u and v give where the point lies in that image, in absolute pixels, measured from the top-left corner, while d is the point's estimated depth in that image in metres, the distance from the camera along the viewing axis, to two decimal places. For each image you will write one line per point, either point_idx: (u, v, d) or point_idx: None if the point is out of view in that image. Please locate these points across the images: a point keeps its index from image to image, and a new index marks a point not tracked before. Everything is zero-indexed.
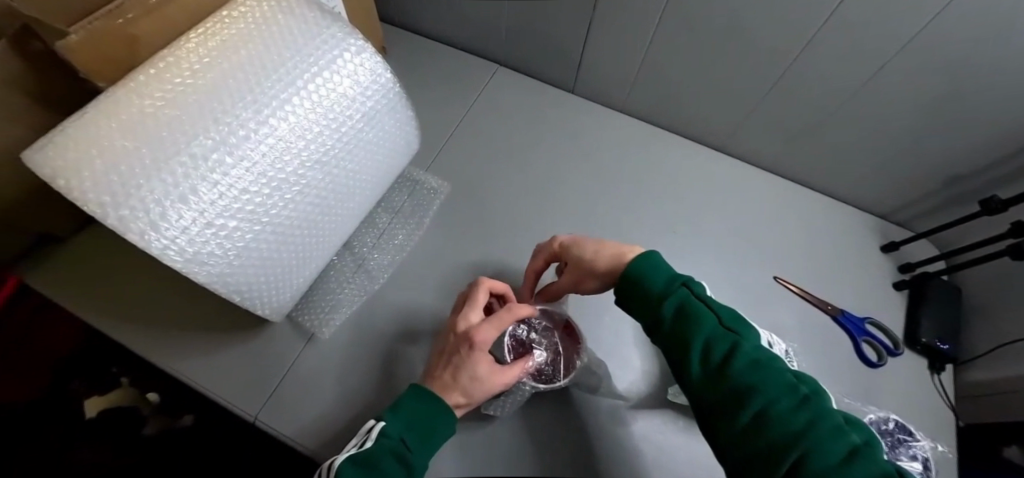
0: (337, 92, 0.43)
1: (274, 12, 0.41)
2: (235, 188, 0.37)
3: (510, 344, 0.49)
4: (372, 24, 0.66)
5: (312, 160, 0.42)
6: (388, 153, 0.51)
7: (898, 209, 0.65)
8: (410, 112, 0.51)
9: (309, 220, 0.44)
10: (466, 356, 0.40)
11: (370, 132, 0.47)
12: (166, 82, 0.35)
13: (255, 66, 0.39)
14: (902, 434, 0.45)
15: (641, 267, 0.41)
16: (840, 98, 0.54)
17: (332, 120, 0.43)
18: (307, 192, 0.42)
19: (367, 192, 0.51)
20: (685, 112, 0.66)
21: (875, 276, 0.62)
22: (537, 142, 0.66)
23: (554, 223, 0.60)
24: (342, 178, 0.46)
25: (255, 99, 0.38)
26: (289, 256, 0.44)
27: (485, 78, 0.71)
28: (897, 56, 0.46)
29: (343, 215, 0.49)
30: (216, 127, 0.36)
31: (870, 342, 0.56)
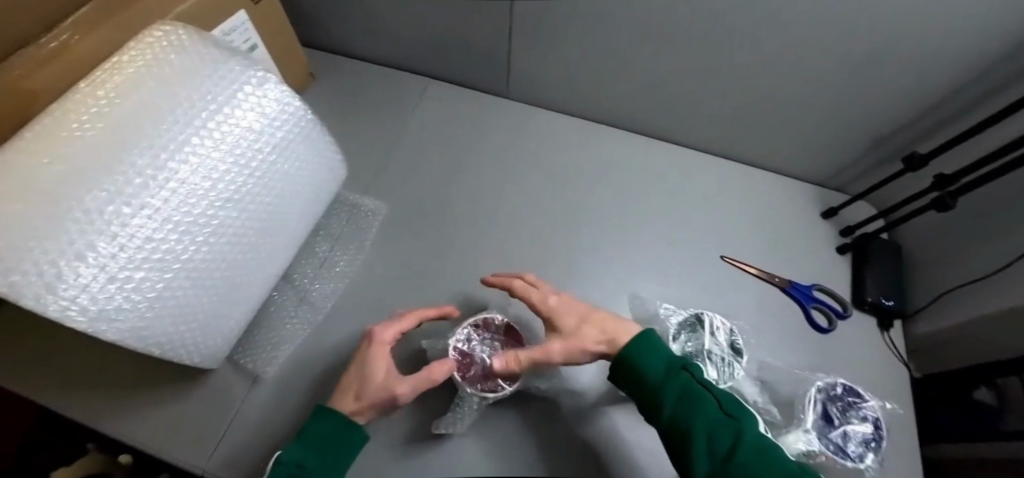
0: (241, 127, 0.42)
1: (166, 53, 0.40)
2: (137, 237, 0.35)
3: (455, 356, 0.47)
4: (294, 55, 0.66)
5: (224, 199, 0.41)
6: (311, 181, 0.50)
7: (834, 175, 0.66)
8: (327, 138, 0.51)
9: (230, 260, 0.43)
10: (366, 353, 0.41)
11: (285, 164, 0.46)
12: (57, 137, 0.34)
13: (150, 109, 0.38)
14: (852, 398, 0.45)
15: (637, 353, 0.41)
16: (758, 74, 0.55)
17: (240, 156, 0.42)
18: (221, 232, 0.41)
19: (294, 224, 0.50)
20: (617, 104, 0.67)
21: (819, 243, 0.63)
22: (476, 151, 0.66)
23: (497, 231, 0.60)
24: (259, 213, 0.45)
25: (150, 143, 0.37)
26: (213, 299, 0.42)
27: (418, 92, 0.70)
28: (797, 26, 0.47)
29: (268, 250, 0.48)
30: (111, 178, 0.34)
31: (820, 308, 0.57)
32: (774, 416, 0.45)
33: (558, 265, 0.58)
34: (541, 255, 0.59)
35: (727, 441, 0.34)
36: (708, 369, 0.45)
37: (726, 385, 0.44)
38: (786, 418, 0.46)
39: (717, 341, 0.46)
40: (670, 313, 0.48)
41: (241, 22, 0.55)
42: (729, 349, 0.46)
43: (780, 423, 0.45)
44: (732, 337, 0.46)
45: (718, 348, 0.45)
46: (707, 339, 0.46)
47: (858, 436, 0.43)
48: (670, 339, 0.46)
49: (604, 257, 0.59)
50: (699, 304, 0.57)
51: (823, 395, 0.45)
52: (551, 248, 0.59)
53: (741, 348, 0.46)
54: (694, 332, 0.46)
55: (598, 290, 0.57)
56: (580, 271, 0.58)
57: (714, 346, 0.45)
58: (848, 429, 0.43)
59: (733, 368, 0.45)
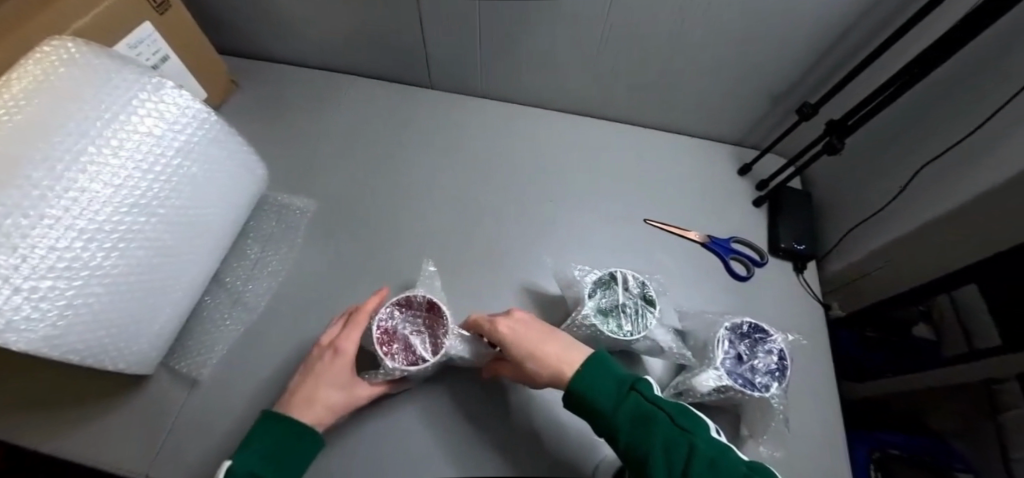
0: (140, 133, 0.42)
1: (55, 61, 0.38)
2: (40, 247, 0.35)
3: (378, 336, 0.45)
4: (212, 65, 0.67)
5: (130, 206, 0.41)
6: (227, 184, 0.51)
7: (746, 133, 0.70)
8: (238, 140, 0.52)
9: (145, 266, 0.44)
10: (331, 368, 0.42)
11: (194, 167, 0.47)
12: None
13: (46, 120, 0.36)
14: (758, 334, 0.48)
15: (585, 379, 0.37)
16: (655, 45, 0.58)
17: (142, 163, 0.42)
18: (131, 237, 0.42)
19: (212, 228, 0.51)
20: (535, 85, 0.69)
21: (737, 199, 0.66)
22: (404, 143, 0.68)
23: (427, 215, 0.62)
24: (171, 217, 0.45)
25: (47, 154, 0.36)
26: (131, 304, 0.43)
27: (342, 91, 0.72)
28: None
29: (189, 254, 0.48)
30: (9, 191, 0.33)
31: (738, 259, 0.60)
32: (688, 358, 0.48)
33: (487, 243, 0.60)
34: (470, 236, 0.61)
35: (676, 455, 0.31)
36: (622, 321, 0.47)
37: (640, 335, 0.46)
38: (699, 358, 0.48)
39: (630, 293, 0.49)
40: (587, 273, 0.50)
41: (149, 34, 0.56)
42: (641, 299, 0.48)
43: (695, 365, 0.48)
44: (643, 289, 0.49)
45: (630, 300, 0.48)
46: (620, 294, 0.48)
47: (764, 368, 0.46)
48: (586, 296, 0.48)
49: (531, 231, 0.62)
50: (625, 266, 0.60)
51: (732, 334, 0.48)
52: (480, 228, 0.61)
53: (653, 297, 0.48)
54: (608, 289, 0.49)
55: (527, 262, 0.59)
56: (509, 247, 0.60)
57: (626, 300, 0.48)
58: (755, 363, 0.46)
59: (647, 316, 0.47)
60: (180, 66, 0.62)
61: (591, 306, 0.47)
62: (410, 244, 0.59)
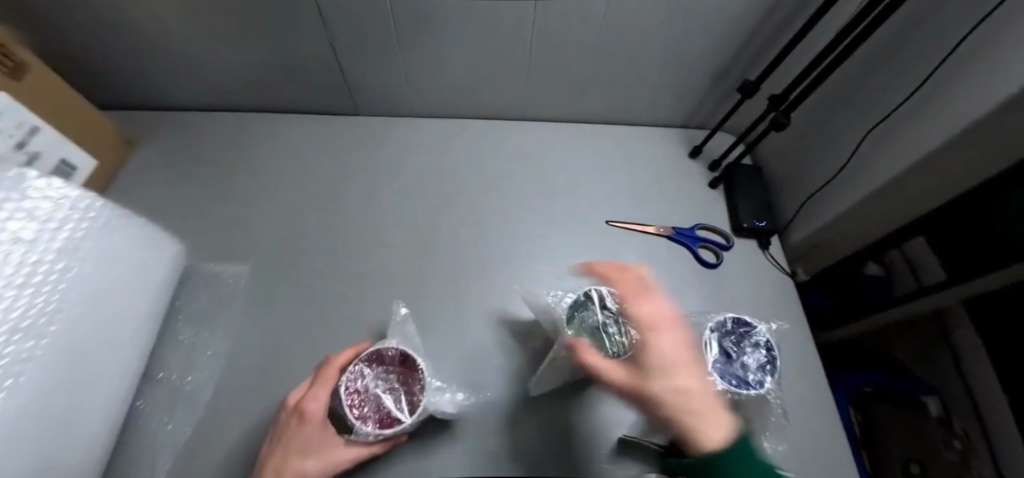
0: (6, 240, 0.34)
1: None
2: None
3: (348, 398, 0.39)
4: (98, 123, 0.58)
5: (5, 330, 0.33)
6: (130, 278, 0.43)
7: (690, 115, 0.69)
8: (138, 219, 0.44)
9: (45, 396, 0.35)
10: (298, 432, 0.37)
11: (85, 266, 0.39)
12: None
13: None
14: (742, 328, 0.47)
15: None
16: (592, 39, 0.55)
17: (8, 275, 0.33)
18: (24, 368, 0.33)
19: (122, 328, 0.43)
20: (472, 97, 0.65)
21: (695, 183, 0.66)
22: (342, 181, 0.62)
23: (377, 256, 0.56)
24: (69, 330, 0.37)
25: None
26: (25, 452, 0.34)
27: (261, 134, 0.65)
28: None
29: (88, 371, 0.39)
30: None
31: (706, 246, 0.60)
32: None
33: (449, 276, 0.56)
34: (430, 272, 0.56)
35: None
36: None
37: None
38: None
39: (611, 312, 0.45)
40: (560, 300, 0.47)
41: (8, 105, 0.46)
42: None
43: None
44: None
45: (611, 319, 0.44)
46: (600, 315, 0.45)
47: (754, 362, 0.45)
48: (564, 324, 0.45)
49: (494, 253, 0.58)
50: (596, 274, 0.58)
51: (718, 333, 0.46)
52: (439, 260, 0.57)
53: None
54: (587, 311, 0.45)
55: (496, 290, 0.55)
56: (473, 275, 0.56)
57: (607, 321, 0.44)
58: (744, 359, 0.45)
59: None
60: (57, 137, 0.52)
61: (571, 333, 0.44)
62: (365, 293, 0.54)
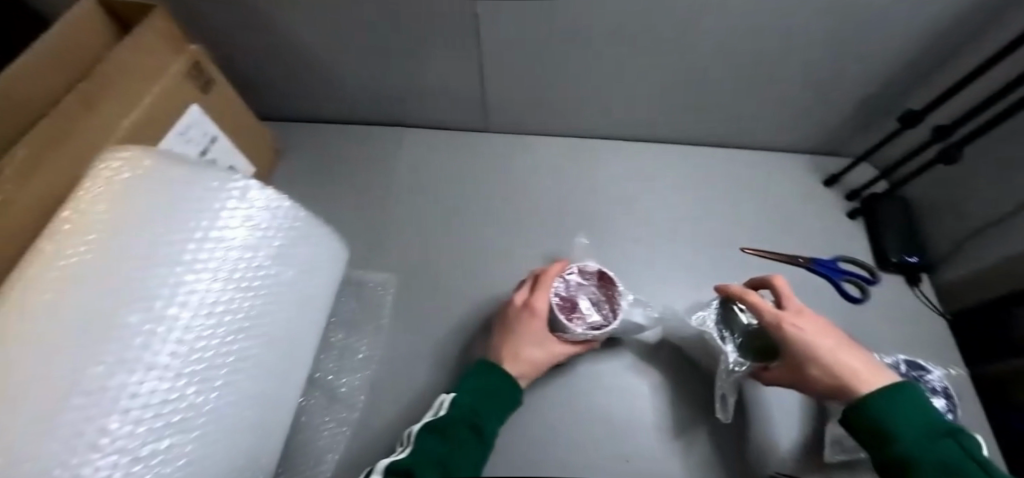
0: (235, 247, 0.38)
1: (134, 179, 0.33)
2: (158, 403, 0.31)
3: (558, 303, 0.46)
4: (258, 138, 0.65)
5: (234, 331, 0.37)
6: (314, 279, 0.47)
7: (822, 141, 0.67)
8: (322, 229, 0.48)
9: (255, 391, 0.39)
10: (532, 327, 0.44)
11: (287, 272, 0.43)
12: (46, 299, 0.27)
13: (134, 256, 0.32)
14: (917, 372, 0.44)
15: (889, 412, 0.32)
16: (734, 65, 0.55)
17: (234, 279, 0.38)
18: (240, 365, 0.38)
19: (308, 329, 0.47)
20: (599, 116, 0.66)
21: (828, 212, 0.64)
22: (474, 196, 0.65)
23: (513, 270, 0.59)
24: (274, 330, 0.42)
25: (147, 295, 0.32)
26: (246, 437, 0.39)
27: (396, 147, 0.70)
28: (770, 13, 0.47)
29: (287, 364, 0.44)
30: (113, 346, 0.29)
31: (850, 280, 0.57)
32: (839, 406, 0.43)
33: None
34: None
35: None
36: None
37: None
38: None
39: None
40: (705, 315, 0.49)
41: (196, 116, 0.54)
42: None
43: None
44: None
45: None
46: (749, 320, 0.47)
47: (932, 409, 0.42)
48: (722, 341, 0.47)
49: (626, 272, 0.58)
50: None
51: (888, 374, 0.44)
52: None
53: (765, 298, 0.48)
54: (733, 318, 0.48)
55: None
56: None
57: None
58: None
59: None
60: (227, 147, 0.60)
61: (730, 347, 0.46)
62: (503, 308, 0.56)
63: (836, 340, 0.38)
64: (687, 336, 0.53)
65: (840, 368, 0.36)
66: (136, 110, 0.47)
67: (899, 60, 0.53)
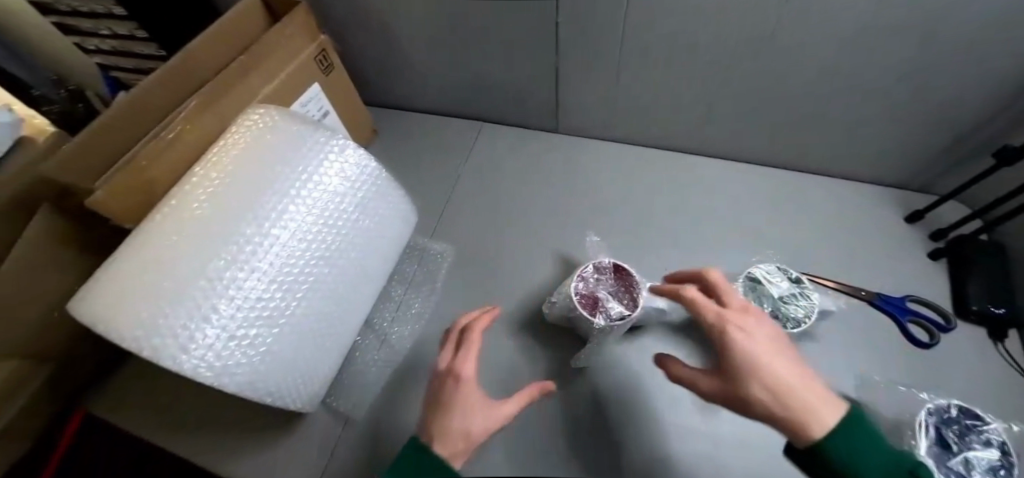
0: (329, 192, 0.47)
1: (262, 132, 0.46)
2: (251, 298, 0.40)
3: (579, 299, 0.48)
4: (360, 117, 0.77)
5: (318, 257, 0.45)
6: (387, 232, 0.55)
7: (903, 176, 0.64)
8: (399, 192, 0.56)
9: (325, 313, 0.47)
10: (464, 394, 0.40)
11: (365, 220, 0.51)
12: (191, 208, 0.39)
13: (253, 185, 0.42)
14: (970, 420, 0.40)
15: (859, 455, 0.29)
16: (803, 87, 0.56)
17: (322, 215, 0.46)
18: (318, 287, 0.46)
19: (375, 276, 0.55)
20: (660, 128, 0.70)
21: (901, 249, 0.60)
22: (531, 188, 0.71)
23: (557, 257, 0.63)
24: (347, 267, 0.49)
25: (257, 215, 0.41)
26: (314, 348, 0.47)
27: (471, 138, 0.78)
28: (840, 38, 0.48)
29: (354, 298, 0.51)
30: (226, 247, 0.39)
31: (917, 321, 0.53)
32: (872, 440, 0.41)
33: None
34: None
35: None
36: (790, 309, 0.46)
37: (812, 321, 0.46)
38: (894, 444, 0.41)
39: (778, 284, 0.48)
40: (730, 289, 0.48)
41: (315, 93, 0.66)
42: (790, 283, 0.48)
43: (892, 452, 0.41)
44: (786, 272, 0.49)
45: (782, 290, 0.47)
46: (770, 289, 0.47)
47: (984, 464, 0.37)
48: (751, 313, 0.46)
49: (666, 276, 0.60)
50: None
51: (936, 419, 0.40)
52: None
53: (799, 277, 0.48)
54: (756, 289, 0.48)
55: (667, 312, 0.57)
56: None
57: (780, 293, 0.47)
58: (970, 456, 0.38)
59: (809, 297, 0.47)
60: (335, 122, 0.71)
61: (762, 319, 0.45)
62: (544, 290, 0.60)
63: (777, 349, 0.33)
64: (719, 344, 0.54)
65: (782, 395, 0.31)
66: (273, 82, 0.59)
67: (997, 93, 0.49)
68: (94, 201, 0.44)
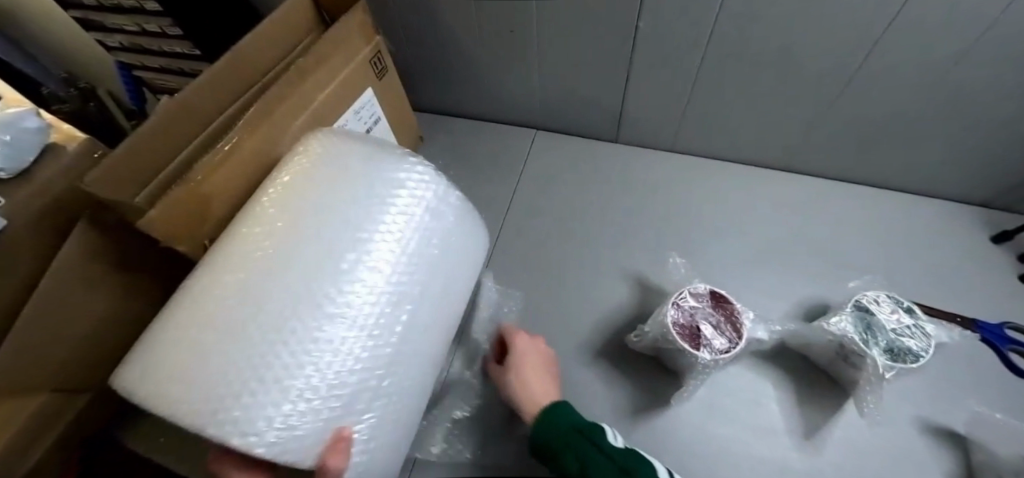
0: (416, 218, 0.40)
1: (331, 156, 0.39)
2: (339, 353, 0.31)
3: (679, 330, 0.44)
4: (409, 122, 0.72)
5: (409, 296, 0.37)
6: (468, 262, 0.48)
7: (989, 195, 0.61)
8: (478, 218, 0.49)
9: (414, 364, 0.39)
10: None
11: (450, 251, 0.43)
12: (258, 248, 0.33)
13: (331, 214, 0.35)
14: None
15: (548, 427, 0.42)
16: (903, 103, 0.52)
17: (406, 243, 0.38)
18: (409, 332, 0.37)
19: (457, 315, 0.47)
20: (732, 139, 0.66)
21: (993, 273, 0.57)
22: (594, 201, 0.67)
23: (630, 276, 0.60)
24: (436, 306, 0.41)
25: (341, 249, 0.34)
26: (400, 409, 0.38)
27: (525, 145, 0.74)
28: (962, 56, 0.45)
29: (434, 351, 0.42)
30: (308, 291, 0.31)
31: (1018, 351, 0.50)
32: None
33: None
34: None
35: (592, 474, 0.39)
36: (906, 343, 0.43)
37: (931, 354, 0.43)
38: None
39: (889, 316, 0.45)
40: (841, 322, 0.45)
41: (369, 98, 0.61)
42: (902, 315, 0.45)
43: None
44: (896, 303, 0.46)
45: (894, 324, 0.44)
46: (882, 322, 0.44)
47: None
48: (865, 347, 0.43)
49: (747, 296, 0.57)
50: None
51: None
52: None
53: (911, 306, 0.45)
54: (868, 322, 0.44)
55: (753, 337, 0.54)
56: None
57: (890, 326, 0.44)
58: None
59: (924, 330, 0.44)
60: (387, 128, 0.67)
61: (877, 355, 0.43)
62: (623, 314, 0.56)
63: (537, 367, 0.47)
64: (813, 373, 0.51)
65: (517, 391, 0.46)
66: (328, 88, 0.55)
67: None
68: (146, 221, 0.39)
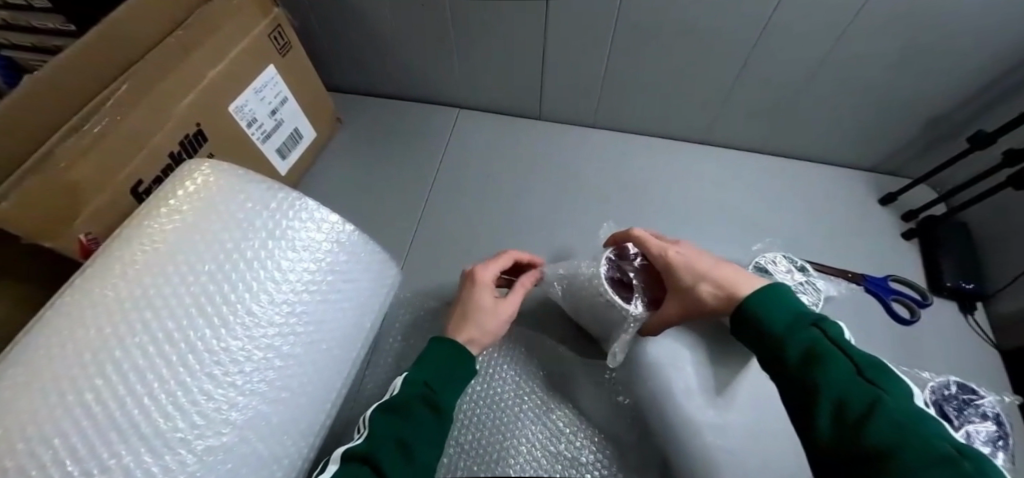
0: (303, 263, 0.39)
1: (208, 191, 0.36)
2: (201, 409, 0.30)
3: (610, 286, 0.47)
4: (321, 102, 0.68)
5: (292, 343, 0.37)
6: (371, 302, 0.46)
7: (872, 160, 0.67)
8: (381, 252, 0.48)
9: (302, 406, 0.38)
10: None
11: (347, 288, 0.43)
12: (102, 298, 0.30)
13: (194, 262, 0.33)
14: (966, 395, 0.43)
15: (762, 303, 0.33)
16: (800, 71, 0.55)
17: (317, 312, 0.39)
18: (292, 377, 0.37)
19: (360, 347, 0.46)
20: (648, 114, 0.68)
21: (879, 230, 0.63)
22: (518, 181, 0.68)
23: (551, 250, 0.61)
24: (328, 346, 0.41)
25: (210, 301, 0.33)
26: (284, 451, 0.36)
27: (448, 124, 0.73)
28: (844, 21, 0.48)
29: (328, 386, 0.41)
30: (161, 350, 0.30)
31: (899, 300, 0.55)
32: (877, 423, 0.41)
33: None
34: None
35: (873, 409, 0.24)
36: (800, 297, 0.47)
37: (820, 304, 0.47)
38: None
39: (784, 273, 0.48)
40: None
41: (271, 76, 0.57)
42: (795, 272, 0.49)
43: None
44: (791, 261, 0.50)
45: (789, 279, 0.48)
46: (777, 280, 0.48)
47: (983, 435, 0.40)
48: None
49: None
50: None
51: (937, 395, 0.43)
52: None
53: (804, 265, 0.49)
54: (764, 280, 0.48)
55: None
56: None
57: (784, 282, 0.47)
58: (971, 428, 0.41)
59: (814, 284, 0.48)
60: (294, 108, 0.62)
61: None
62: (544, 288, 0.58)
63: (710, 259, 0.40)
64: None
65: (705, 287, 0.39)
66: (217, 65, 0.50)
67: (972, 77, 0.52)
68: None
